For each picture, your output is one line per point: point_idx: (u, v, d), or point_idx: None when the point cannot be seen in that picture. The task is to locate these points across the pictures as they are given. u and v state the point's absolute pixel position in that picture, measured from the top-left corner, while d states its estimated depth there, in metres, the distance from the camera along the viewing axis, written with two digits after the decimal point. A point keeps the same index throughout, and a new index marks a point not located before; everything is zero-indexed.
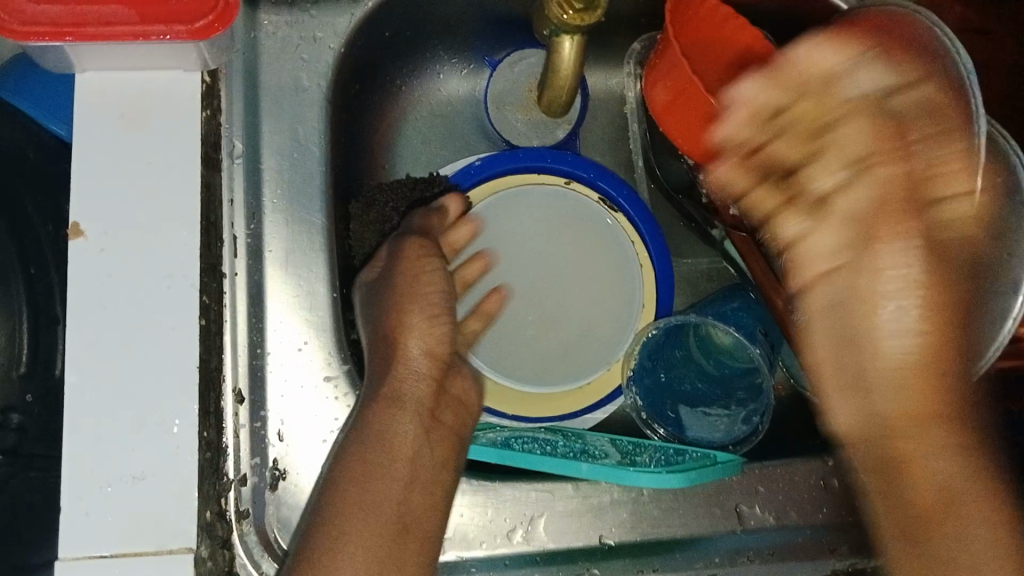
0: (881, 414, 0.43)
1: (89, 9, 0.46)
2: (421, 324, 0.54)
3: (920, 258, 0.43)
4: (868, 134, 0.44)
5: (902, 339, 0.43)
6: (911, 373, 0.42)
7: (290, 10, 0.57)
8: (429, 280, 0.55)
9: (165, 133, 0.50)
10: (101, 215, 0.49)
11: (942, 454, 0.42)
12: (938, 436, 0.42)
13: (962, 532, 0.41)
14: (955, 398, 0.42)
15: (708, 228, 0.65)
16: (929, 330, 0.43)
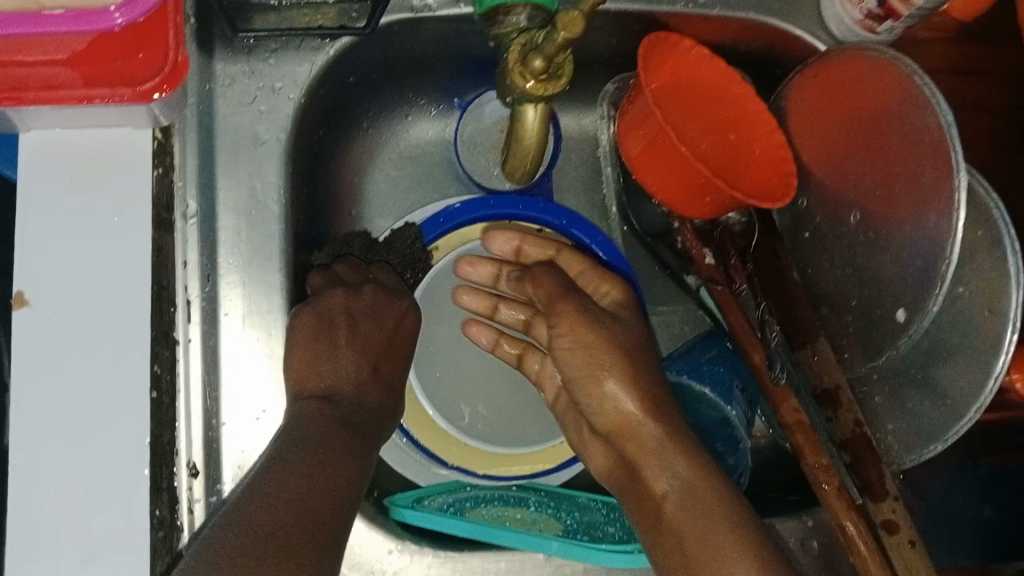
0: (644, 473, 0.52)
1: (30, 71, 0.44)
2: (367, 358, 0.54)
3: (606, 354, 0.56)
4: (568, 280, 0.61)
5: (618, 410, 0.55)
6: (629, 439, 0.54)
7: (248, 59, 0.54)
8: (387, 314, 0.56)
9: (115, 195, 0.49)
10: (48, 282, 0.47)
11: (700, 485, 0.49)
12: (682, 466, 0.51)
13: (715, 554, 0.46)
14: (674, 443, 0.52)
15: (684, 274, 0.65)
16: (642, 403, 0.55)
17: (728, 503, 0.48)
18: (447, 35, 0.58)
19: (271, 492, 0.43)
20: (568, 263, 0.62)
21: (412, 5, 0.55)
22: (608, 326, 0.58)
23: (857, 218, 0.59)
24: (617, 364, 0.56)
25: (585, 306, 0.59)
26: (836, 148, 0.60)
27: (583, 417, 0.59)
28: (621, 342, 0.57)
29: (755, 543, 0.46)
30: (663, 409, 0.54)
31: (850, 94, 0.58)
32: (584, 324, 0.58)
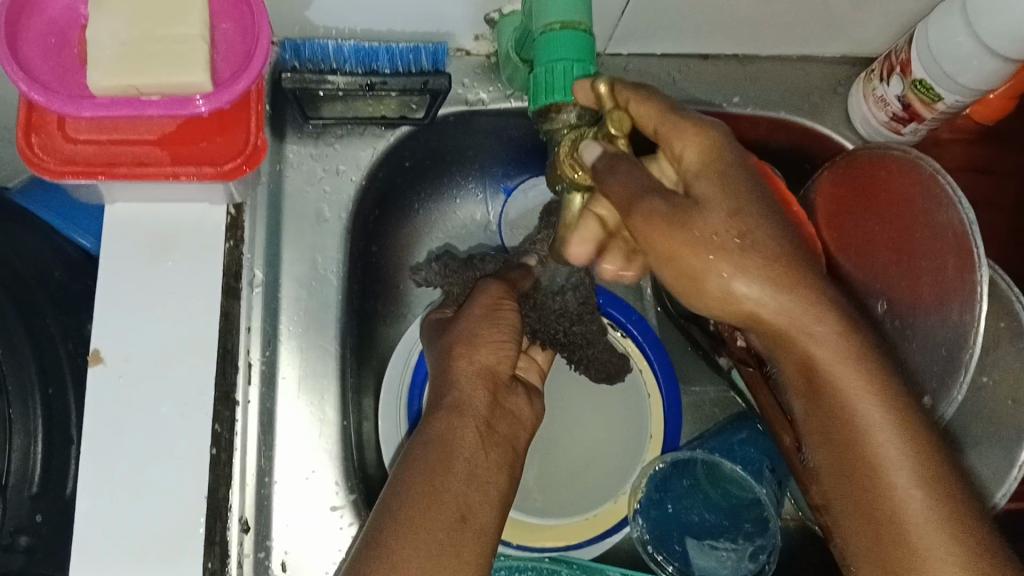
0: (820, 364, 0.47)
1: (123, 149, 0.48)
2: (480, 346, 0.53)
3: (759, 251, 0.45)
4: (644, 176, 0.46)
5: (765, 297, 0.45)
6: (777, 322, 0.47)
7: (316, 143, 0.59)
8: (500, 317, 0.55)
9: (192, 263, 0.52)
10: (122, 342, 0.50)
11: (856, 395, 0.47)
12: (847, 373, 0.47)
13: (887, 496, 0.47)
14: (853, 333, 0.47)
15: (715, 355, 0.67)
16: (792, 289, 0.45)
17: (889, 406, 0.47)
18: (498, 126, 0.63)
19: (395, 558, 0.45)
20: (637, 113, 0.47)
21: (467, 98, 0.60)
22: (694, 212, 0.45)
23: (883, 307, 0.61)
24: (727, 262, 0.45)
25: (668, 199, 0.45)
26: (862, 241, 0.63)
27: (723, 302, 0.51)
28: (719, 220, 0.45)
29: (941, 487, 0.47)
30: (797, 265, 0.46)
31: (876, 190, 0.62)
32: (744, 252, 0.45)
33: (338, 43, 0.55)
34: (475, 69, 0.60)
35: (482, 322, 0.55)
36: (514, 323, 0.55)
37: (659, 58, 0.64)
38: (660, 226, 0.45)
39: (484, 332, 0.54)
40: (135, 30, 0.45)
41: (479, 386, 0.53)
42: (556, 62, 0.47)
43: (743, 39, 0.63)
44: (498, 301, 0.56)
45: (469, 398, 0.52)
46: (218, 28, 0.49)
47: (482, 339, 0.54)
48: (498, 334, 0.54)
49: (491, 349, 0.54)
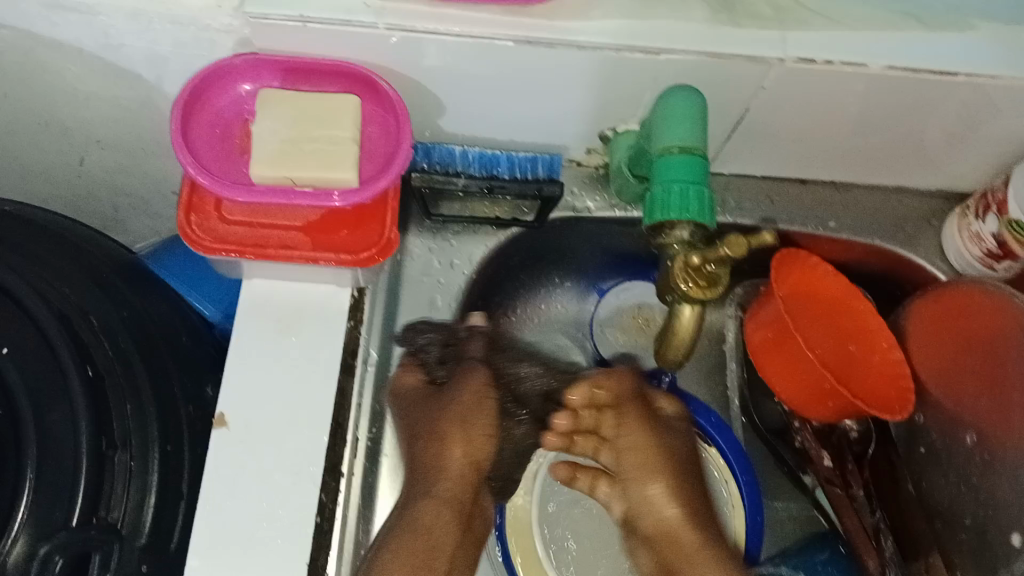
0: (680, 539, 0.55)
1: (270, 232, 0.53)
2: (459, 448, 0.54)
3: (663, 475, 0.56)
4: (637, 393, 0.58)
5: (681, 492, 0.56)
6: (677, 537, 0.55)
7: (433, 237, 0.65)
8: (481, 410, 0.55)
9: (315, 341, 0.56)
10: (245, 408, 0.54)
11: (690, 554, 0.54)
12: (667, 508, 0.55)
13: None
14: (665, 483, 0.56)
15: (799, 473, 0.67)
16: (680, 500, 0.55)
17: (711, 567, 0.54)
18: (601, 234, 0.67)
19: None
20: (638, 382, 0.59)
21: (574, 206, 0.65)
22: (660, 431, 0.57)
23: (972, 439, 0.62)
24: (666, 473, 0.56)
25: (659, 421, 0.58)
26: (951, 370, 0.64)
27: (656, 512, 0.56)
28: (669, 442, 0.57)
29: None
30: (692, 501, 0.56)
31: (967, 322, 0.62)
32: (674, 486, 0.56)
33: (464, 149, 0.61)
34: (584, 180, 0.65)
35: (461, 414, 0.55)
36: (493, 421, 0.56)
37: (759, 179, 0.68)
38: (648, 442, 0.57)
39: (457, 427, 0.54)
40: (295, 129, 0.51)
41: (465, 478, 0.55)
42: (674, 183, 0.50)
43: (838, 168, 0.66)
44: (484, 396, 0.56)
45: (455, 490, 0.54)
46: (365, 130, 0.55)
47: (451, 429, 0.55)
48: (472, 426, 0.55)
49: (467, 451, 0.55)
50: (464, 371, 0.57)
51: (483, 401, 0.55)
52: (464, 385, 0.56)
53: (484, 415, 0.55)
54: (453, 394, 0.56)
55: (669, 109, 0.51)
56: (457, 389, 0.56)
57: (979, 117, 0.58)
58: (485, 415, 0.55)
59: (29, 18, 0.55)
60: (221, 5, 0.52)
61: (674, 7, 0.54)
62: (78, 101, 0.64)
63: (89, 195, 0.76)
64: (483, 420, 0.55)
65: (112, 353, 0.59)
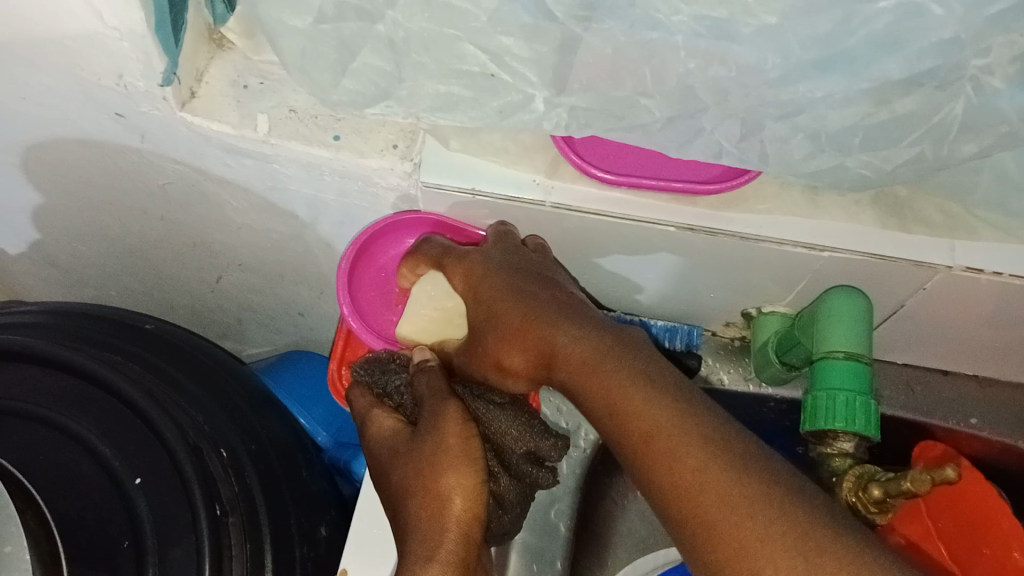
0: (644, 430, 0.43)
1: None
2: (451, 478, 0.48)
3: (537, 335, 0.50)
4: (493, 266, 0.54)
5: (602, 379, 0.46)
6: (650, 439, 0.43)
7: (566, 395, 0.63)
8: (445, 421, 0.50)
9: None
10: (367, 566, 0.56)
11: (676, 458, 0.41)
12: (614, 379, 0.46)
13: None
14: (637, 392, 0.45)
15: None
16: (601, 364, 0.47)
17: (730, 468, 0.40)
18: (733, 407, 0.65)
19: None
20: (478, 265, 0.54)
21: (706, 377, 0.64)
22: (559, 326, 0.50)
23: None
24: (535, 323, 0.50)
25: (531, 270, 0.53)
26: None
27: (621, 387, 0.45)
28: (580, 354, 0.48)
29: None
30: (665, 395, 0.44)
31: None
32: (548, 332, 0.50)
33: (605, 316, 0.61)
34: (718, 350, 0.65)
35: (452, 453, 0.49)
36: (473, 453, 0.49)
37: (900, 366, 0.67)
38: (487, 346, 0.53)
39: (451, 469, 0.48)
40: (453, 301, 0.59)
41: (461, 521, 0.47)
42: (837, 392, 0.49)
43: (983, 362, 0.65)
44: (460, 418, 0.50)
45: (453, 543, 0.46)
46: None
47: (448, 469, 0.48)
48: (463, 465, 0.48)
49: (465, 490, 0.48)
50: (431, 406, 0.51)
51: (446, 405, 0.51)
52: (433, 413, 0.51)
53: (455, 427, 0.50)
54: (435, 436, 0.50)
55: (834, 309, 0.49)
56: (435, 429, 0.50)
57: None
58: (475, 451, 0.49)
59: (204, 158, 0.57)
60: (395, 168, 0.53)
61: (845, 208, 0.54)
62: (230, 229, 0.66)
63: (217, 307, 0.78)
64: (450, 428, 0.50)
65: (237, 491, 0.58)
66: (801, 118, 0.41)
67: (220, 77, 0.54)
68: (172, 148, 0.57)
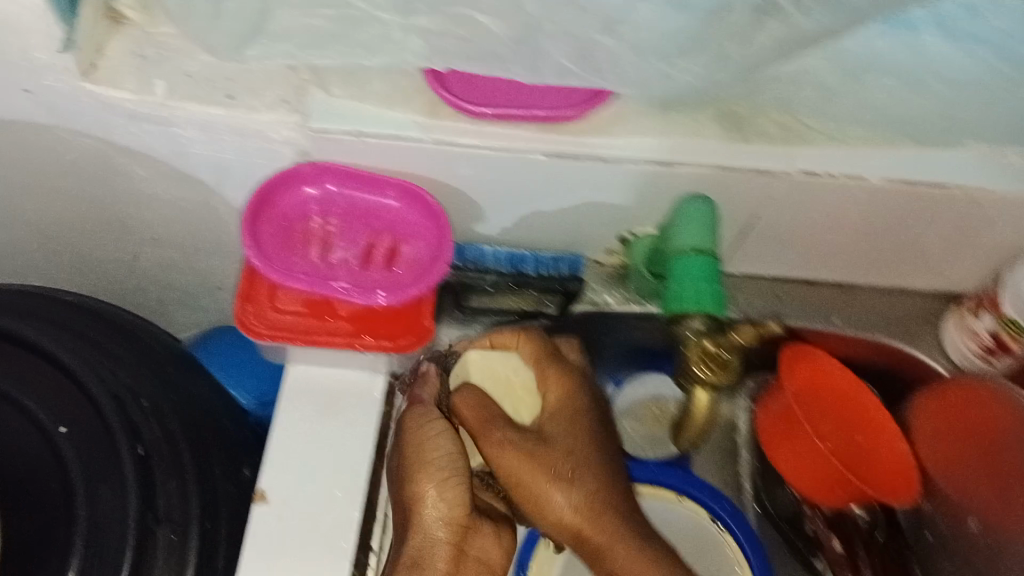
0: (588, 526, 0.57)
1: (318, 321, 0.58)
2: (434, 490, 0.55)
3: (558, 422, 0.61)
4: (540, 352, 0.64)
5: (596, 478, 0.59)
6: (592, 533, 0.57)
7: (462, 326, 0.69)
8: (430, 445, 0.57)
9: (351, 424, 0.62)
10: (283, 487, 0.59)
11: (618, 555, 0.57)
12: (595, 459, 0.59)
13: None
14: (594, 454, 0.59)
15: (812, 559, 0.71)
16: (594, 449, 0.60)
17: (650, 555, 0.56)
18: (619, 325, 0.72)
19: None
20: (504, 342, 0.65)
21: (593, 301, 0.70)
22: (582, 403, 0.62)
23: (977, 525, 0.66)
24: (561, 401, 0.62)
25: (563, 365, 0.64)
26: (953, 456, 0.68)
27: (581, 465, 0.58)
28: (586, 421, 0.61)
29: None
30: (601, 467, 0.59)
31: (976, 415, 0.67)
32: (551, 416, 0.62)
33: (494, 250, 0.67)
34: (602, 278, 0.71)
35: (429, 466, 0.56)
36: (455, 466, 0.56)
37: (767, 280, 0.74)
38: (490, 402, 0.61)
39: (427, 479, 0.55)
40: (520, 376, 0.65)
41: (444, 535, 0.54)
42: (689, 282, 0.55)
43: (839, 268, 0.72)
44: (427, 434, 0.58)
45: (432, 554, 0.54)
46: (412, 242, 0.60)
47: (424, 479, 0.55)
48: (443, 478, 0.56)
49: (436, 496, 0.55)
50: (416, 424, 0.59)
51: (429, 427, 0.58)
52: (407, 431, 0.58)
53: (437, 450, 0.57)
54: (412, 448, 0.57)
55: (686, 214, 0.56)
56: (413, 439, 0.58)
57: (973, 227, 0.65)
58: (456, 468, 0.56)
59: (110, 130, 0.62)
60: (286, 120, 0.59)
61: (693, 125, 0.60)
62: (142, 202, 0.70)
63: (137, 288, 0.82)
64: (437, 442, 0.57)
65: (159, 433, 0.62)
66: (622, 29, 0.47)
67: (120, 51, 0.59)
68: (79, 122, 0.61)
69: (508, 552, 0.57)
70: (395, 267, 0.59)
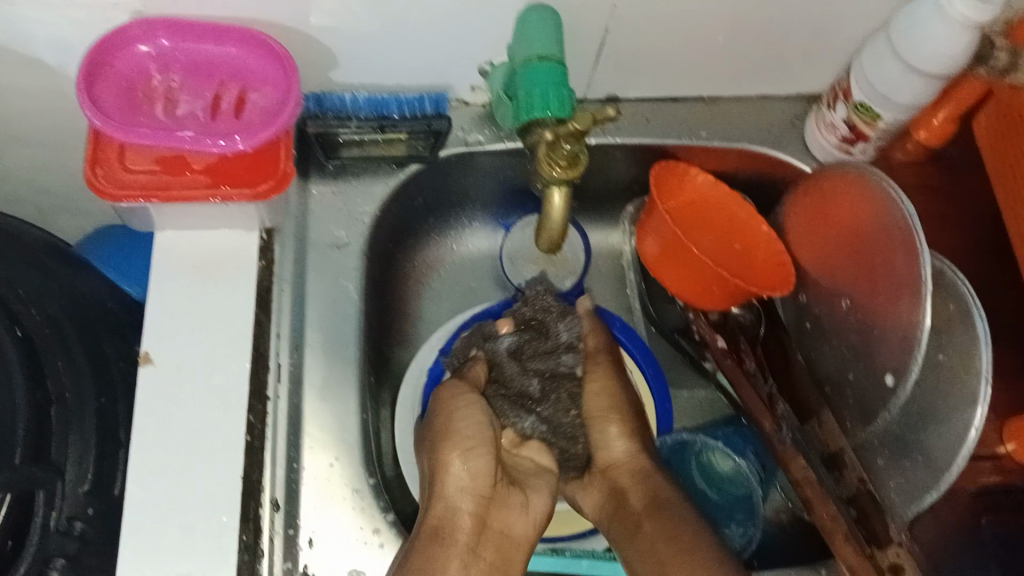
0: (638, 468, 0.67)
1: (172, 177, 0.58)
2: (458, 460, 0.60)
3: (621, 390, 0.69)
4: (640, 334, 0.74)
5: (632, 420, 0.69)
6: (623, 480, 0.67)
7: (336, 180, 0.70)
8: (460, 418, 0.61)
9: (228, 279, 0.62)
10: (168, 348, 0.59)
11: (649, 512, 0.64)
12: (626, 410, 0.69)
13: None
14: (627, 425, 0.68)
15: (701, 361, 0.75)
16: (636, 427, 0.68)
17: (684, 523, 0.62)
18: (495, 166, 0.73)
19: None
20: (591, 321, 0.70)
21: (465, 140, 0.70)
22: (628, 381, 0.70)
23: (848, 304, 0.67)
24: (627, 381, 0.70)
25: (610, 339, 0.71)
26: (824, 248, 0.70)
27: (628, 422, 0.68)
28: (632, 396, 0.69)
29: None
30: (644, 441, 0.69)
31: (839, 203, 0.67)
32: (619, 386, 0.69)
33: (353, 96, 0.66)
34: (472, 117, 0.70)
35: (456, 436, 0.60)
36: (483, 432, 0.61)
37: (635, 102, 0.74)
38: (605, 370, 0.69)
39: (454, 450, 0.60)
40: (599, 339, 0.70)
41: (467, 498, 0.61)
42: (535, 89, 0.56)
43: (706, 82, 0.72)
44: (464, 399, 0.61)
45: (451, 517, 0.60)
46: (259, 91, 0.60)
47: (451, 450, 0.60)
48: (471, 449, 0.61)
49: (461, 465, 0.60)
50: (450, 387, 0.63)
51: (464, 397, 0.61)
52: (440, 397, 0.62)
53: (469, 422, 0.61)
54: (439, 417, 0.61)
55: (528, 23, 0.55)
56: (448, 409, 0.61)
57: (828, 29, 0.65)
58: (483, 436, 0.61)
59: None
60: None
61: None
62: None
63: (12, 197, 0.80)
64: (469, 413, 0.61)
65: (39, 317, 0.62)
66: None
67: None
68: None
69: (536, 526, 0.62)
70: (243, 114, 0.59)
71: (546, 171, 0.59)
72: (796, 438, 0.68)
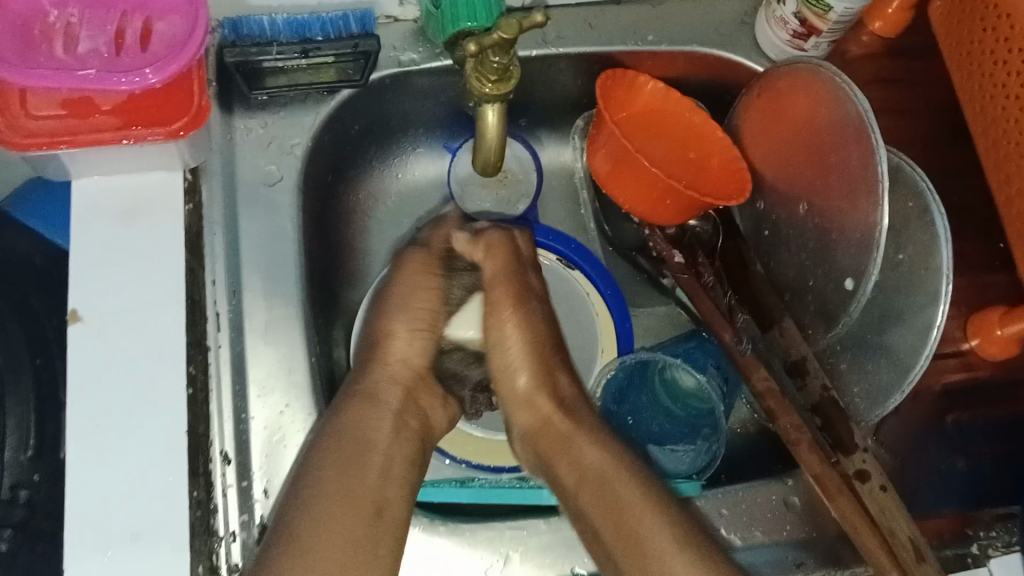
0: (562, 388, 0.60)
1: (80, 121, 0.54)
2: (400, 335, 0.60)
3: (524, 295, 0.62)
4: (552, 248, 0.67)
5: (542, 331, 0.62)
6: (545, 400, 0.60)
7: (263, 113, 0.66)
8: (412, 300, 0.61)
9: (155, 226, 0.58)
10: (97, 303, 0.56)
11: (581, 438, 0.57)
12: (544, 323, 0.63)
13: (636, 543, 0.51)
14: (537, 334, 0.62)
15: (660, 279, 0.73)
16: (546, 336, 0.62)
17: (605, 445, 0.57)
18: (432, 86, 0.69)
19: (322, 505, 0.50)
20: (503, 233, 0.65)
21: (399, 60, 0.65)
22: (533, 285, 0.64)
23: (804, 208, 0.65)
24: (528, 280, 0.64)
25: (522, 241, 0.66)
26: (779, 150, 0.67)
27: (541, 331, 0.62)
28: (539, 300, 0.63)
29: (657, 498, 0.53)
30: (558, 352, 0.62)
31: (790, 101, 0.64)
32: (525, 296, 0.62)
33: (272, 18, 0.61)
34: (403, 34, 0.66)
35: (401, 317, 0.60)
36: (426, 314, 0.61)
37: (576, 8, 0.70)
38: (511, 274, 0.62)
39: (395, 326, 0.60)
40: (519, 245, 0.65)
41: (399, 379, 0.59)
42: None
43: None
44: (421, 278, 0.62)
45: (381, 392, 0.58)
46: (166, 18, 0.55)
47: (395, 326, 0.60)
48: (413, 327, 0.60)
49: (403, 338, 0.60)
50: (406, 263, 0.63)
51: (422, 278, 0.62)
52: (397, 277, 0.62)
53: (419, 303, 0.61)
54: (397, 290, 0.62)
55: None
56: (401, 289, 0.62)
57: None
58: (423, 317, 0.61)
59: None
60: None
61: None
62: None
63: None
64: (419, 295, 0.61)
65: None
66: None
67: None
68: None
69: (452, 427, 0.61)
70: (150, 47, 0.54)
71: (477, 87, 0.56)
72: (757, 346, 0.67)
